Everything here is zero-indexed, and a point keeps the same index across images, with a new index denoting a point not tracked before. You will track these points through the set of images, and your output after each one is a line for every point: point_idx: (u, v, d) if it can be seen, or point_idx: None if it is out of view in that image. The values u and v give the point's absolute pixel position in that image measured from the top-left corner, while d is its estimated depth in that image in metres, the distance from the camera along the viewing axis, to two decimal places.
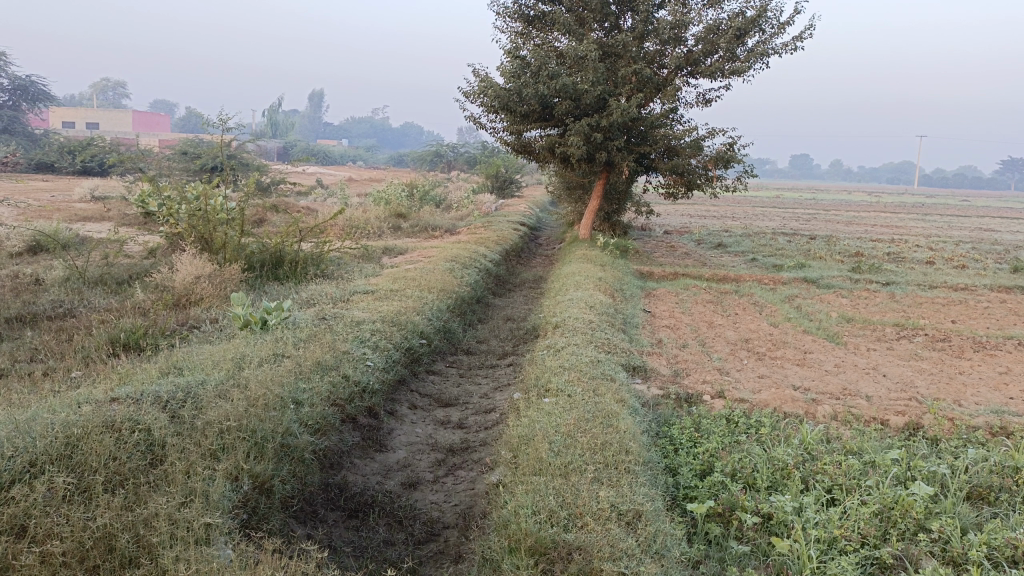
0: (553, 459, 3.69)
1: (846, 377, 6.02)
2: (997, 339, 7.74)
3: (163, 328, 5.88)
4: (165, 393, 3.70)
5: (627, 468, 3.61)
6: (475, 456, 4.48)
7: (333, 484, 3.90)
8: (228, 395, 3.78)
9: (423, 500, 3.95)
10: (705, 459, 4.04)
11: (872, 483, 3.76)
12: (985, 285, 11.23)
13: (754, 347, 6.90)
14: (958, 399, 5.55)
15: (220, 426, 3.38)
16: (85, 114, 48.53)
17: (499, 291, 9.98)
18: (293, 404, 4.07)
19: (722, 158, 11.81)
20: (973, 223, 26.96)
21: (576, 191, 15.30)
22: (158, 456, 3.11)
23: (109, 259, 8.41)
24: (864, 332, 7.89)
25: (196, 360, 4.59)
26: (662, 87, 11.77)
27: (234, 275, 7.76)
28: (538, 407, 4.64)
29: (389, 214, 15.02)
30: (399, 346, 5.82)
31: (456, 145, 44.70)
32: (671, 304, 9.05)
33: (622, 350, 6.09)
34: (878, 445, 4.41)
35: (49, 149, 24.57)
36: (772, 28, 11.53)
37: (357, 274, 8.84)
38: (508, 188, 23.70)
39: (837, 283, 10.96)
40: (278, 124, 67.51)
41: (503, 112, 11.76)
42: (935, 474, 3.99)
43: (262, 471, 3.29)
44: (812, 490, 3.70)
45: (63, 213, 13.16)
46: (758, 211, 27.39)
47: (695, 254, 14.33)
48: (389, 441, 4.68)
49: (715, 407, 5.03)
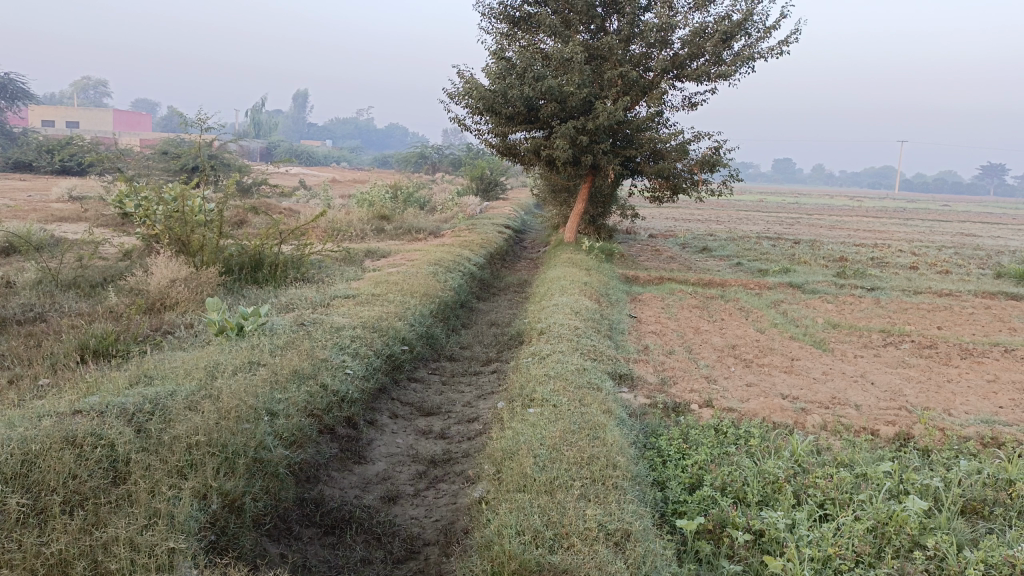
0: (538, 474, 3.56)
1: (835, 385, 5.94)
2: (984, 346, 7.71)
3: (135, 334, 5.68)
4: (131, 404, 3.52)
5: (615, 483, 3.49)
6: (457, 468, 4.34)
7: (308, 499, 3.75)
8: (199, 407, 3.61)
9: (402, 515, 3.80)
10: (694, 472, 3.92)
11: (865, 497, 3.66)
12: (969, 290, 11.23)
13: (741, 354, 6.81)
14: (948, 408, 5.48)
15: (188, 441, 3.21)
16: (64, 113, 47.88)
17: (483, 295, 9.85)
18: (267, 414, 3.91)
19: (708, 162, 11.75)
20: (955, 228, 27.17)
21: (561, 195, 15.19)
22: (122, 473, 2.94)
23: (83, 261, 8.19)
24: (850, 339, 7.84)
25: (168, 369, 4.42)
26: (648, 90, 11.69)
27: (211, 278, 7.57)
28: (522, 418, 4.51)
29: (372, 216, 14.85)
30: (380, 353, 5.66)
31: (442, 146, 44.53)
32: (656, 309, 8.96)
33: (608, 358, 5.97)
34: (869, 457, 4.32)
35: (26, 149, 24.15)
36: (758, 32, 11.48)
37: (338, 278, 8.66)
38: (493, 191, 23.57)
39: (823, 288, 10.92)
40: (262, 125, 66.99)
41: (488, 114, 11.63)
42: (928, 487, 3.91)
43: (232, 489, 3.13)
44: (804, 505, 3.59)
45: (38, 213, 12.88)
46: (742, 215, 27.44)
47: (680, 258, 14.27)
48: (369, 452, 4.53)
49: (703, 417, 4.92)
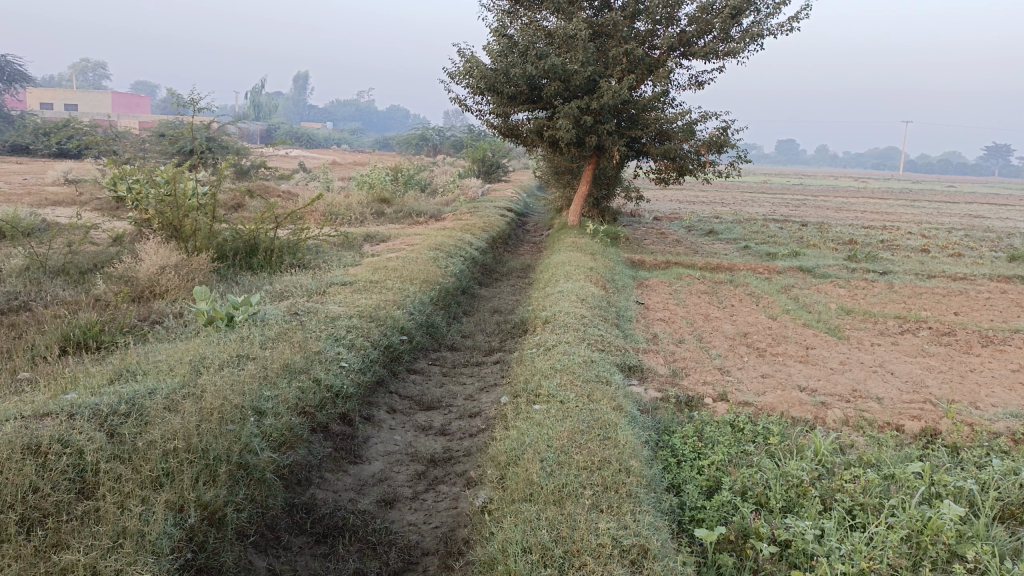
0: (545, 481, 3.31)
1: (853, 375, 5.67)
2: (1003, 333, 7.43)
3: (122, 323, 5.43)
4: (105, 405, 3.26)
5: (629, 491, 3.23)
6: (458, 469, 4.08)
7: (299, 504, 3.49)
8: (179, 408, 3.35)
9: (400, 521, 3.54)
10: (711, 474, 3.67)
11: (896, 502, 3.39)
12: (984, 274, 10.92)
13: (754, 343, 6.53)
14: (975, 401, 5.21)
15: (165, 447, 2.96)
16: (62, 95, 47.16)
17: (485, 280, 9.58)
18: (254, 413, 3.64)
19: (715, 142, 11.39)
20: (964, 210, 26.82)
21: (565, 176, 14.88)
22: (90, 485, 2.70)
23: (73, 246, 7.90)
24: (865, 326, 7.55)
25: (151, 363, 4.18)
26: (654, 68, 11.31)
27: (203, 265, 7.30)
28: (527, 416, 4.24)
29: (372, 199, 14.53)
30: (377, 344, 5.39)
31: (443, 128, 44.06)
32: (664, 295, 8.67)
33: (617, 348, 5.69)
34: (897, 456, 4.06)
35: (23, 131, 23.80)
36: (768, 8, 11.09)
37: (335, 264, 8.39)
38: (494, 173, 23.24)
39: (834, 272, 10.62)
40: (262, 106, 66.44)
41: (490, 94, 11.31)
42: (962, 490, 3.64)
43: (212, 499, 2.88)
44: (834, 512, 3.33)
45: (30, 197, 12.57)
46: (747, 198, 27.10)
47: (686, 241, 13.97)
48: (365, 451, 4.28)
49: (718, 412, 4.65)
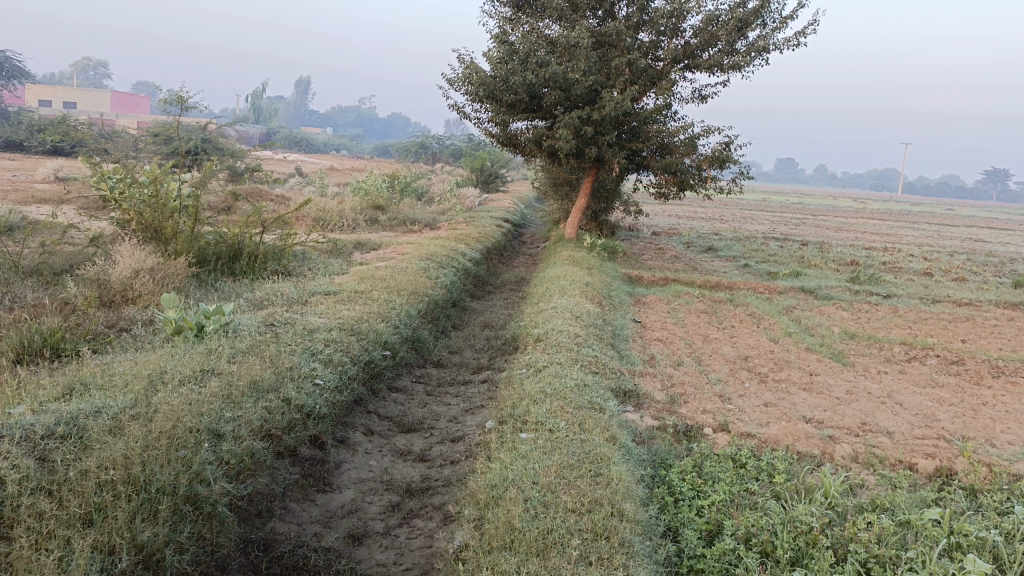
0: (527, 526, 3.00)
1: (861, 406, 5.35)
2: (1014, 364, 7.13)
3: (86, 330, 5.08)
4: (41, 426, 2.94)
5: (620, 538, 2.92)
6: (436, 501, 3.74)
7: (256, 540, 3.17)
8: (125, 431, 3.02)
9: (367, 561, 3.20)
10: (712, 517, 3.34)
11: (915, 556, 3.04)
12: (990, 300, 10.62)
13: (756, 368, 6.22)
14: (990, 438, 4.88)
15: (101, 477, 2.67)
16: (60, 93, 46.66)
17: (477, 292, 9.26)
18: (211, 437, 3.30)
19: (717, 158, 11.10)
20: (965, 234, 26.63)
21: (563, 188, 14.61)
22: (8, 523, 2.41)
23: (47, 246, 7.54)
24: (871, 352, 7.22)
25: (107, 376, 3.84)
26: (657, 79, 11.04)
27: (182, 269, 6.98)
28: (513, 447, 3.91)
29: (367, 205, 14.22)
30: (357, 360, 5.05)
31: (442, 136, 43.87)
32: (662, 313, 8.37)
33: (612, 371, 5.36)
34: (912, 500, 3.72)
35: (18, 128, 23.46)
36: (774, 22, 10.85)
37: (321, 272, 8.07)
38: (493, 182, 22.98)
39: (837, 294, 10.32)
40: (262, 110, 66.22)
41: (488, 101, 11.02)
42: (985, 541, 3.28)
43: (149, 539, 2.57)
44: (847, 566, 2.98)
45: (17, 194, 12.22)
46: (747, 214, 26.91)
47: (685, 257, 13.67)
48: (336, 478, 3.95)
49: (718, 444, 4.33)
